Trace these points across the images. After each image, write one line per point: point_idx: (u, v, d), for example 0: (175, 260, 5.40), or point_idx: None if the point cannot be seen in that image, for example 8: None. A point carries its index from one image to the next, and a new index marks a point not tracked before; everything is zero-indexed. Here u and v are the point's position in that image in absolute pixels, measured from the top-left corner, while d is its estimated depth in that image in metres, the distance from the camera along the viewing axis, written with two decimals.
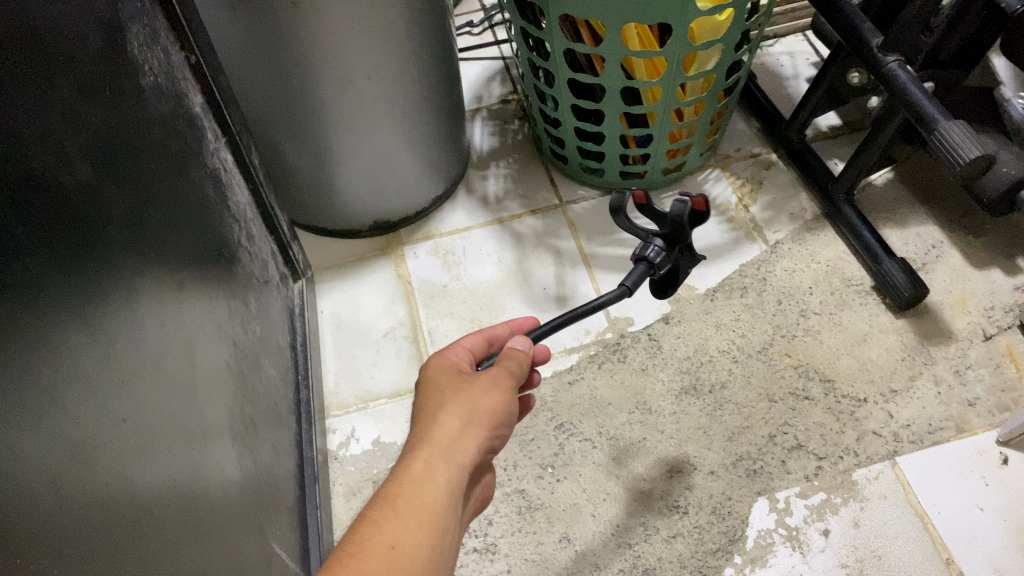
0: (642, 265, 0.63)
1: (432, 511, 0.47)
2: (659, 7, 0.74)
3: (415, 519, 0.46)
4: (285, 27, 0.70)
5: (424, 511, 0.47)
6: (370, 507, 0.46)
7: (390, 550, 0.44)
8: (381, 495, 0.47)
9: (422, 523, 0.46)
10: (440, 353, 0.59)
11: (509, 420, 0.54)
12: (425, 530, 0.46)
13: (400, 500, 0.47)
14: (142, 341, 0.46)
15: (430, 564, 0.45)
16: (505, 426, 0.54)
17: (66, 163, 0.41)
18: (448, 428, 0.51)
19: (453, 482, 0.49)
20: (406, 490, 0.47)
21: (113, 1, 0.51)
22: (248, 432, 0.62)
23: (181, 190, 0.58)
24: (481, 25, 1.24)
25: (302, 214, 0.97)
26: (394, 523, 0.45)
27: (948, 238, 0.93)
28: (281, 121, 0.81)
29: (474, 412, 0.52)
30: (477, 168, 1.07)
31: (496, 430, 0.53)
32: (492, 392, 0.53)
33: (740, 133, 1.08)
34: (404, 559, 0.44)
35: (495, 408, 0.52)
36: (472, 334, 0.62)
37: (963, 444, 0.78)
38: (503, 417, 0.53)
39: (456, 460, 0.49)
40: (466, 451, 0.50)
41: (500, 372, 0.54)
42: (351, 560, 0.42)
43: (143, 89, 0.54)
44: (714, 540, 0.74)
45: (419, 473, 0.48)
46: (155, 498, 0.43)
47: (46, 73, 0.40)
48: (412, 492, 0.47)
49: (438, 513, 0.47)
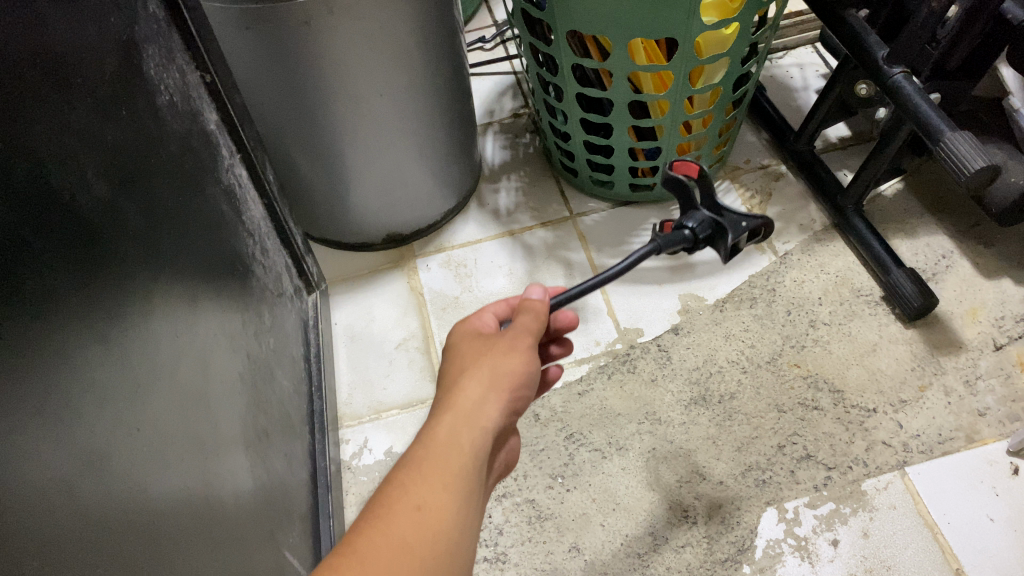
0: (686, 235, 0.59)
1: (459, 476, 0.44)
2: (665, 23, 0.75)
3: (441, 482, 0.43)
4: (298, 46, 0.71)
5: (450, 474, 0.44)
6: (394, 473, 0.43)
7: (418, 512, 0.41)
8: (405, 461, 0.44)
9: (449, 486, 0.43)
10: (463, 322, 0.58)
11: (530, 384, 0.51)
12: (452, 493, 0.43)
13: (425, 464, 0.44)
14: (156, 352, 0.47)
15: (458, 528, 0.42)
16: (528, 392, 0.52)
17: (83, 182, 0.42)
18: (471, 393, 0.48)
19: (479, 446, 0.46)
20: (431, 455, 0.44)
21: (129, 23, 0.52)
22: (262, 442, 0.63)
23: (195, 205, 0.59)
24: (493, 40, 1.26)
25: (316, 227, 0.99)
26: (422, 485, 0.42)
27: (958, 248, 0.93)
28: (295, 137, 0.83)
29: (496, 377, 0.49)
30: (489, 181, 1.08)
31: (519, 395, 0.50)
32: (512, 356, 0.51)
33: (749, 145, 1.09)
34: (434, 520, 0.41)
35: (518, 372, 0.50)
36: (494, 303, 0.61)
37: (973, 454, 0.78)
38: (525, 380, 0.51)
39: (482, 425, 0.47)
40: (491, 416, 0.48)
41: (518, 335, 0.53)
42: (377, 525, 0.40)
43: (159, 108, 0.55)
44: (723, 549, 0.74)
45: (447, 437, 0.46)
46: (169, 505, 0.44)
47: (64, 95, 0.42)
48: (439, 454, 0.44)
49: (467, 475, 0.44)
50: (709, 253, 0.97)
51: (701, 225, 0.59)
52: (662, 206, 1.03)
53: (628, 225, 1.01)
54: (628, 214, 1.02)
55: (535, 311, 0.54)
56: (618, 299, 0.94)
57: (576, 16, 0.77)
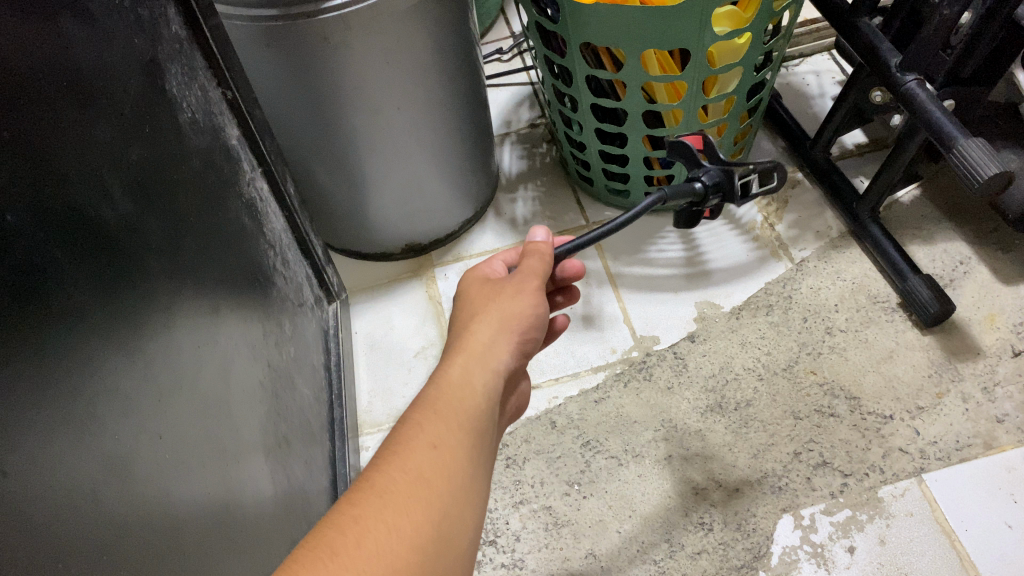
0: (698, 186, 0.62)
1: (472, 412, 0.48)
2: (677, 35, 0.76)
3: (455, 421, 0.46)
4: (317, 62, 0.73)
5: (463, 412, 0.47)
6: (410, 411, 0.47)
7: (434, 450, 0.43)
8: (421, 400, 0.48)
9: (462, 424, 0.46)
10: (475, 268, 0.62)
11: (540, 326, 0.56)
12: (466, 430, 0.46)
13: (440, 403, 0.47)
14: (179, 362, 0.49)
15: (472, 462, 0.45)
16: (537, 335, 0.57)
17: (107, 198, 0.44)
18: (481, 336, 0.53)
19: (489, 385, 0.50)
20: (446, 395, 0.48)
21: (153, 44, 0.54)
22: (282, 448, 0.64)
23: (217, 218, 0.61)
24: (510, 51, 1.27)
25: (336, 237, 1.00)
26: (436, 424, 0.45)
27: (976, 254, 0.93)
28: (314, 150, 0.84)
29: (507, 321, 0.54)
30: (506, 191, 1.09)
31: (528, 337, 0.55)
32: (522, 299, 0.56)
33: (766, 152, 1.09)
34: (448, 456, 0.44)
35: (527, 315, 0.55)
36: (506, 251, 0.65)
37: (991, 461, 0.78)
38: (533, 324, 0.56)
39: (491, 365, 0.51)
40: (500, 356, 0.52)
41: (525, 279, 0.57)
42: (396, 458, 0.42)
43: (181, 124, 0.57)
44: (739, 556, 0.74)
45: (458, 378, 0.49)
46: (191, 510, 0.46)
47: (89, 115, 0.44)
48: (451, 396, 0.48)
49: (477, 415, 0.48)
50: (725, 260, 0.98)
51: (710, 175, 0.63)
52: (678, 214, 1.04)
53: (644, 233, 1.02)
54: (644, 223, 1.03)
55: (540, 253, 0.59)
56: (634, 307, 0.95)
57: (589, 29, 0.78)
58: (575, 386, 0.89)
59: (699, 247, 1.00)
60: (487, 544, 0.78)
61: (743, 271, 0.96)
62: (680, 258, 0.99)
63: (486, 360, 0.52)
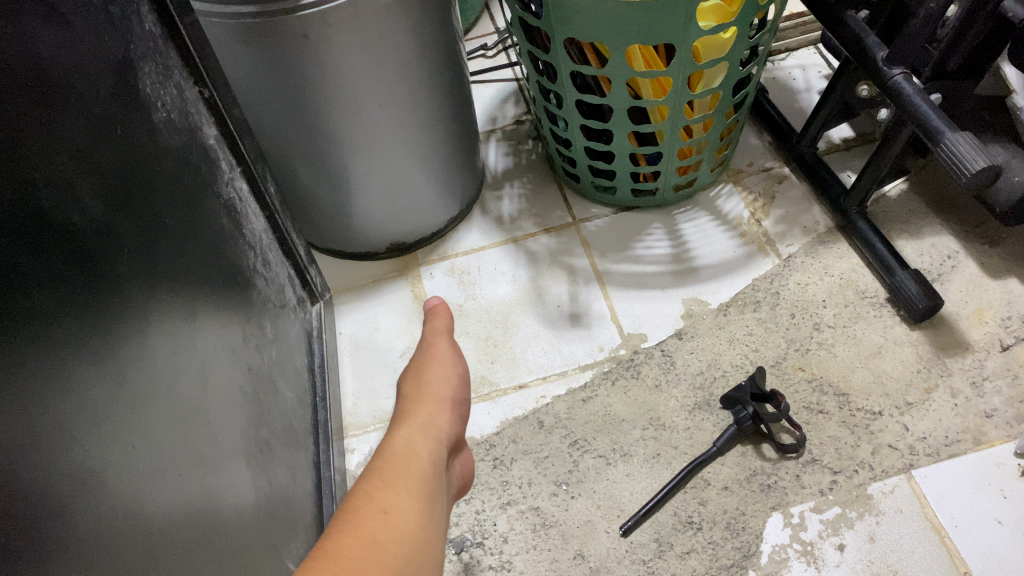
0: None
1: (419, 475, 0.52)
2: (662, 29, 0.75)
3: (404, 484, 0.50)
4: (297, 60, 0.72)
5: (411, 477, 0.51)
6: (360, 481, 0.49)
7: (385, 514, 0.46)
8: (370, 470, 0.51)
9: (412, 487, 0.50)
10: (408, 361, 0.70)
11: (463, 399, 0.65)
12: (416, 492, 0.50)
13: (388, 471, 0.51)
14: (153, 369, 0.48)
15: (426, 516, 0.48)
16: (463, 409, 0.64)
17: (76, 201, 0.43)
18: (420, 414, 0.60)
19: (432, 452, 0.55)
20: (394, 464, 0.52)
21: (125, 42, 0.53)
22: (264, 454, 0.63)
23: (194, 220, 0.60)
24: (495, 47, 1.26)
25: (319, 237, 0.99)
26: (385, 491, 0.48)
27: (964, 248, 0.92)
28: (295, 149, 0.83)
29: (437, 398, 0.62)
30: (492, 189, 1.08)
31: (457, 409, 0.63)
32: (445, 377, 0.64)
33: (752, 147, 1.08)
34: (400, 518, 0.46)
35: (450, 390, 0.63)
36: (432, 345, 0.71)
37: (981, 457, 0.77)
38: (457, 396, 0.64)
39: (431, 435, 0.57)
40: (439, 428, 0.59)
41: (444, 360, 0.66)
42: (348, 524, 0.44)
43: (155, 125, 0.56)
44: (728, 555, 0.74)
45: (403, 446, 0.54)
46: (168, 520, 0.45)
47: (56, 116, 0.43)
48: (398, 464, 0.52)
49: (425, 475, 0.52)
50: (712, 256, 0.97)
51: None
52: (665, 210, 1.03)
53: (631, 230, 1.01)
54: (631, 219, 1.02)
55: (441, 323, 0.70)
56: (622, 305, 0.94)
57: (573, 25, 0.77)
58: (562, 385, 0.88)
59: (686, 243, 0.99)
60: (475, 546, 0.78)
61: (731, 268, 0.96)
62: (667, 254, 0.98)
63: (424, 431, 0.57)
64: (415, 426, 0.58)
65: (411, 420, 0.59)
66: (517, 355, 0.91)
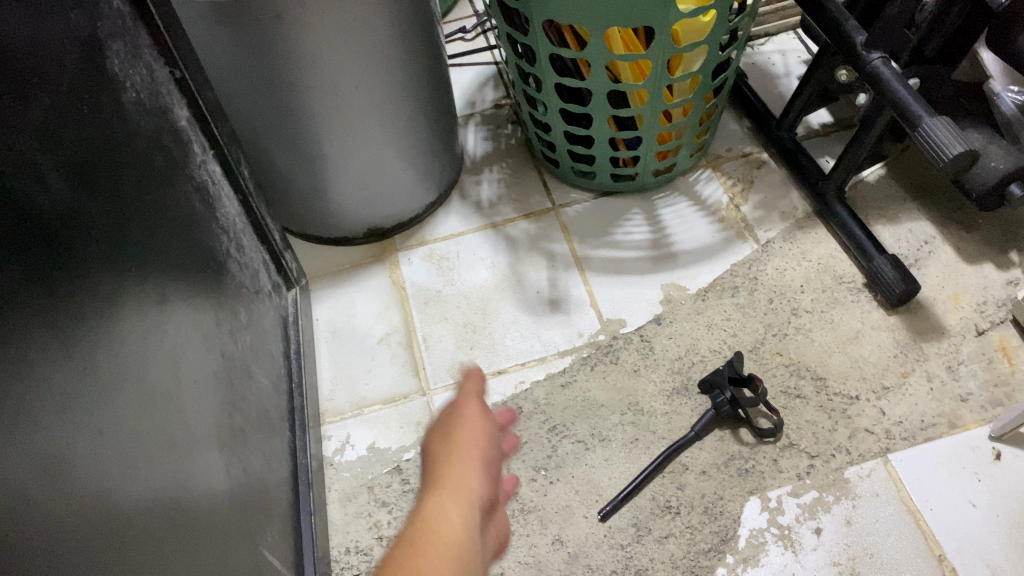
0: None
1: (455, 552, 0.46)
2: (642, 12, 0.75)
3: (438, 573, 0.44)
4: (270, 41, 0.71)
5: (447, 561, 0.45)
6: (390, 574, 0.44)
7: None
8: (399, 554, 0.46)
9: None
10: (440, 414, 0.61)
11: (493, 456, 0.56)
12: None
13: (421, 557, 0.45)
14: (122, 354, 0.47)
15: None
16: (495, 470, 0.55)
17: (40, 182, 0.42)
18: (454, 475, 0.52)
19: (470, 516, 0.49)
20: (426, 543, 0.46)
21: (92, 20, 0.51)
22: (238, 442, 0.62)
23: (165, 203, 0.59)
24: (474, 30, 1.24)
25: (295, 221, 0.98)
26: None
27: (940, 233, 0.93)
28: (270, 132, 0.82)
29: (473, 461, 0.53)
30: (470, 174, 1.07)
31: (490, 483, 0.53)
32: (477, 438, 0.55)
33: (732, 132, 1.08)
34: None
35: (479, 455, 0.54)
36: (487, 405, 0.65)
37: (956, 440, 0.78)
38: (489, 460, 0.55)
39: (467, 496, 0.51)
40: (474, 489, 0.51)
41: (469, 411, 0.58)
42: None
43: (124, 105, 0.54)
44: (706, 539, 0.74)
45: (436, 517, 0.48)
46: (138, 507, 0.44)
47: (19, 95, 0.41)
48: (431, 544, 0.46)
49: (463, 552, 0.46)
50: (691, 242, 0.97)
51: None
52: (645, 195, 1.03)
53: (610, 216, 1.01)
54: (611, 205, 1.02)
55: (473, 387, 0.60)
56: (601, 290, 0.94)
57: (552, 7, 0.76)
58: (541, 370, 0.88)
59: (665, 229, 0.99)
60: None
61: (709, 253, 0.96)
62: (647, 240, 0.98)
63: (462, 493, 0.51)
64: (450, 491, 0.51)
65: (443, 486, 0.51)
66: (496, 341, 0.91)
